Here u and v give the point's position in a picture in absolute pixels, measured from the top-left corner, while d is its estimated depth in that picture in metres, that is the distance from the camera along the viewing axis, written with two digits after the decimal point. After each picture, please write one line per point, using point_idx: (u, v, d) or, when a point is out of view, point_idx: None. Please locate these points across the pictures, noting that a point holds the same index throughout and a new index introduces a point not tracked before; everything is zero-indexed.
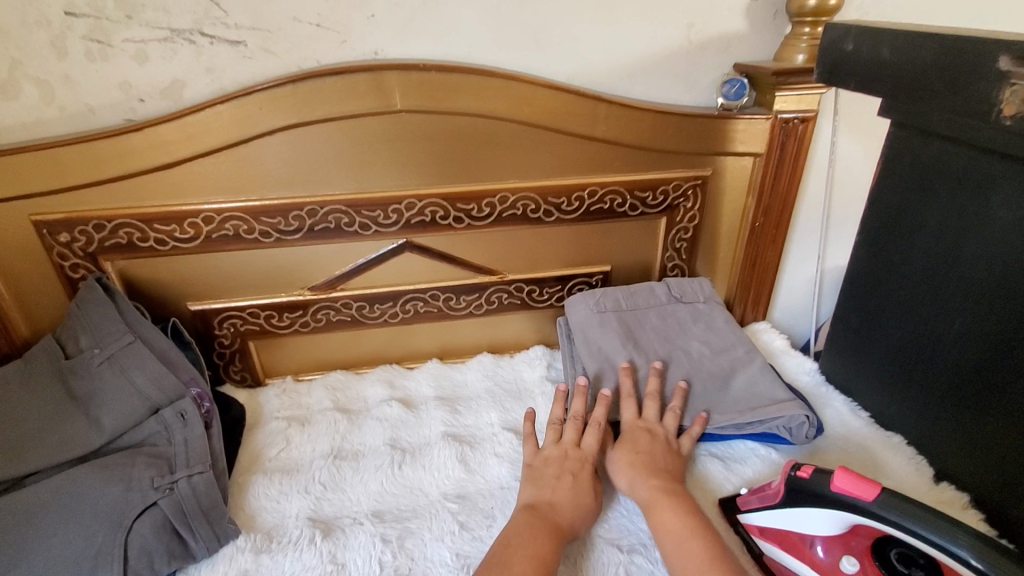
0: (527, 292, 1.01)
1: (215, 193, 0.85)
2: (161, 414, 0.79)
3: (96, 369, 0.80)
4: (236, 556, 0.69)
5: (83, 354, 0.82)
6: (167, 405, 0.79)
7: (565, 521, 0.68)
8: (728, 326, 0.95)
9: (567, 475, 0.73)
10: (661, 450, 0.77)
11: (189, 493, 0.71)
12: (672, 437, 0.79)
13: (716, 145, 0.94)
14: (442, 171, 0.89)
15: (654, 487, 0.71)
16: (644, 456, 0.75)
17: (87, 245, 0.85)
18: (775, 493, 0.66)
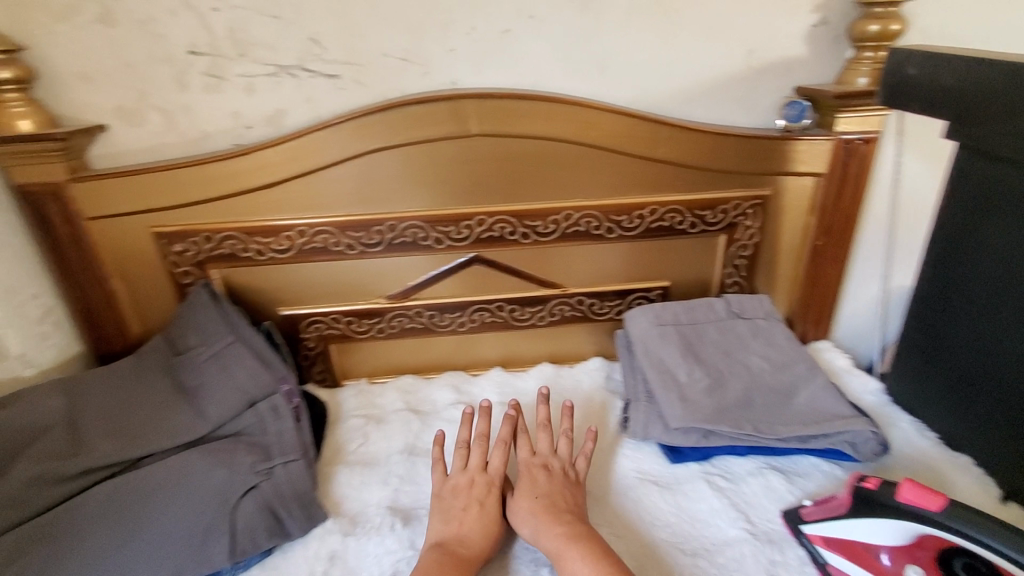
0: (588, 305, 1.06)
1: (308, 210, 0.94)
2: (257, 406, 0.87)
3: (200, 366, 0.89)
4: (326, 536, 0.76)
5: (190, 352, 0.91)
6: (262, 399, 0.88)
7: (472, 551, 0.69)
8: (789, 343, 0.96)
9: (473, 504, 0.74)
10: (558, 479, 0.78)
11: (285, 478, 0.79)
12: (569, 465, 0.80)
13: (776, 165, 0.96)
14: (511, 189, 0.95)
15: (559, 536, 0.69)
16: (545, 497, 0.74)
17: (197, 255, 0.95)
18: (842, 503, 0.67)
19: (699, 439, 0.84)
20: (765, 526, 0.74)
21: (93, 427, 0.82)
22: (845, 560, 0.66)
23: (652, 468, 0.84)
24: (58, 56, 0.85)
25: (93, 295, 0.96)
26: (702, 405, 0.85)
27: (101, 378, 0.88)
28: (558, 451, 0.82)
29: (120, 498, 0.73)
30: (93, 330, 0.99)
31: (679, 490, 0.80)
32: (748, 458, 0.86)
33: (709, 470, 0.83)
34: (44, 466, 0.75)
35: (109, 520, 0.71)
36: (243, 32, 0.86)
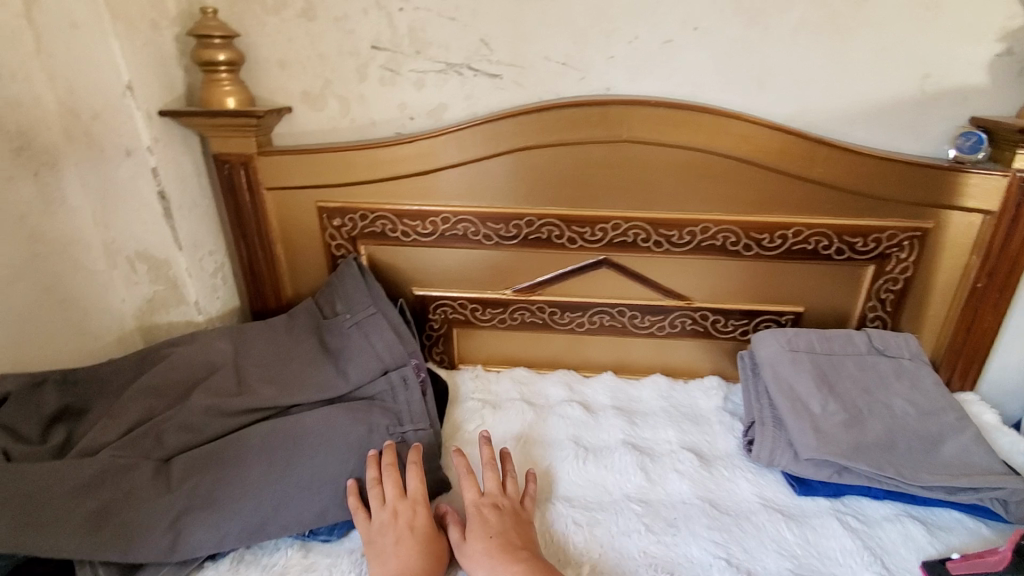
0: (712, 321, 1.04)
1: (454, 199, 1.00)
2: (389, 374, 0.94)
3: (343, 330, 0.98)
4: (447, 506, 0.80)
5: (337, 317, 1.00)
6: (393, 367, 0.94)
7: None
8: (937, 389, 0.89)
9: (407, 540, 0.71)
10: (509, 516, 0.74)
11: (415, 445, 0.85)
12: (518, 504, 0.77)
13: (942, 197, 0.90)
14: (650, 197, 0.96)
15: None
16: (500, 536, 0.70)
17: (352, 230, 1.04)
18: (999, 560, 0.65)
19: (830, 474, 0.80)
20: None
21: (251, 374, 0.92)
22: None
23: (775, 496, 0.81)
24: (264, 44, 0.97)
25: (259, 257, 1.08)
26: (837, 439, 0.81)
27: (260, 336, 0.99)
28: (506, 490, 0.78)
29: (275, 438, 0.80)
30: (254, 288, 1.11)
31: (806, 523, 0.77)
32: (883, 503, 0.80)
33: (839, 508, 0.79)
34: (215, 399, 0.85)
35: (266, 453, 0.78)
36: (422, 31, 0.94)
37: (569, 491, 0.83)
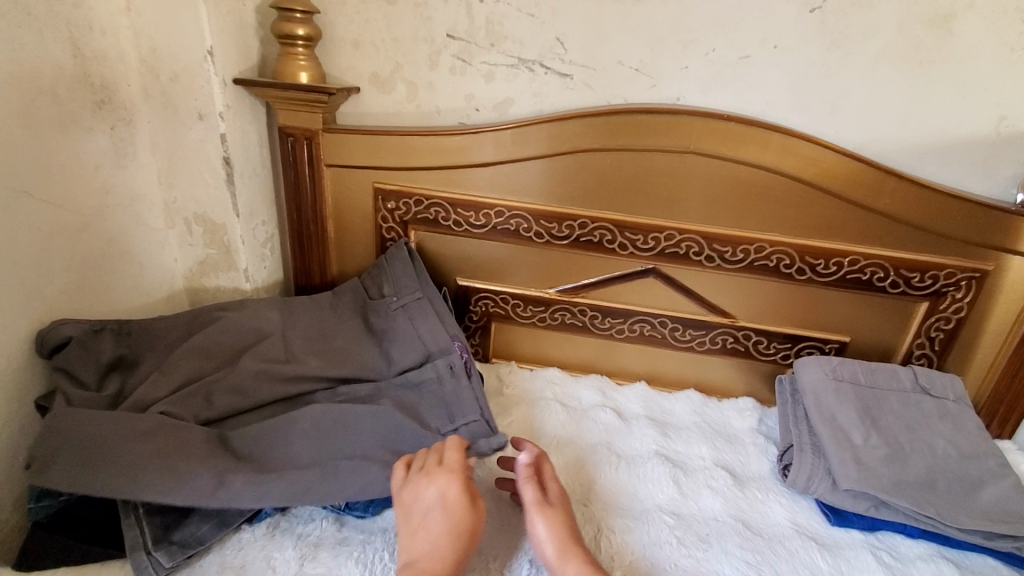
0: (753, 342, 1.04)
1: (510, 193, 1.01)
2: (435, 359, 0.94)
3: (389, 314, 0.99)
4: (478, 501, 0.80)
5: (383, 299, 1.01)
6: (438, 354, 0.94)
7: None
8: (981, 434, 0.88)
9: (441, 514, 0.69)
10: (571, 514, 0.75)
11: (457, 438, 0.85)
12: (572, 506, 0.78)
13: (1007, 240, 0.89)
14: (708, 211, 0.95)
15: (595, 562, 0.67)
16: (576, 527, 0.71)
17: (405, 214, 1.05)
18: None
19: (867, 506, 0.79)
20: None
21: (299, 348, 0.93)
22: None
23: (808, 522, 0.81)
24: (342, 23, 0.99)
25: (309, 231, 1.09)
26: (878, 473, 0.81)
27: (310, 311, 1.00)
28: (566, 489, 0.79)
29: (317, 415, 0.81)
30: (300, 262, 1.12)
31: (840, 553, 0.76)
32: (917, 542, 0.79)
33: (873, 542, 0.78)
34: (263, 368, 0.87)
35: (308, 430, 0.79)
36: (499, 24, 0.95)
37: (603, 495, 0.83)
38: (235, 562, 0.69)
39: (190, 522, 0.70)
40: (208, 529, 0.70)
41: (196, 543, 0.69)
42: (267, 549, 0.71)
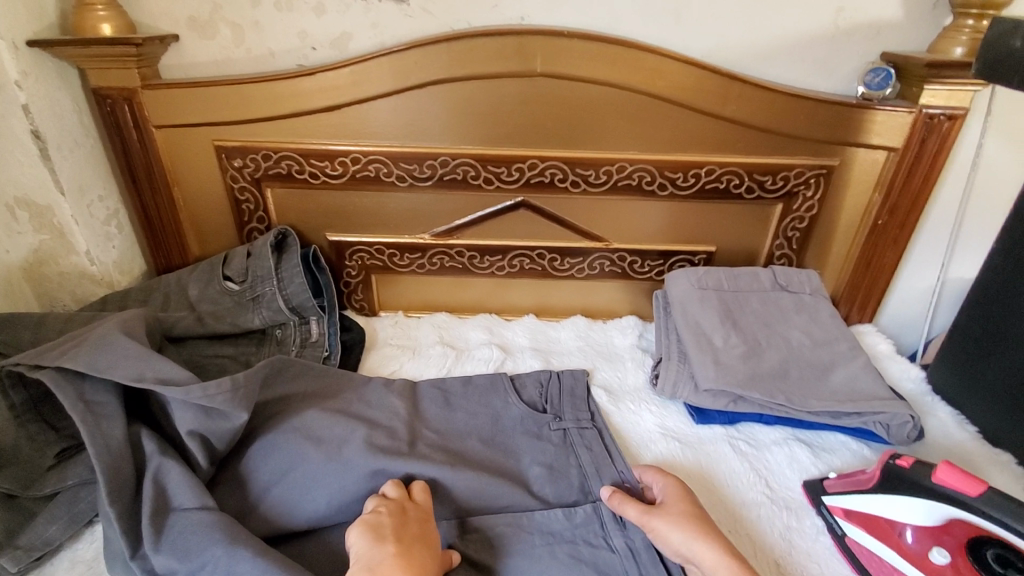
0: (629, 262, 1.05)
1: (364, 136, 0.95)
2: (564, 429, 0.82)
3: (502, 392, 0.87)
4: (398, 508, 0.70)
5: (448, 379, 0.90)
6: (571, 423, 0.83)
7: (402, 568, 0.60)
8: (833, 321, 0.94)
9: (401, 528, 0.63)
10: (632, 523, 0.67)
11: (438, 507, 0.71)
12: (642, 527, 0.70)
13: (850, 134, 0.92)
14: (568, 136, 0.94)
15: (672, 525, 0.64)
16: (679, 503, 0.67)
17: (254, 171, 0.97)
18: (974, 488, 0.56)
19: (726, 402, 0.84)
20: (784, 493, 0.74)
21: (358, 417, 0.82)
22: (862, 532, 0.65)
23: (675, 424, 0.85)
24: None
25: (154, 201, 1.01)
26: (735, 370, 0.85)
27: (406, 387, 0.88)
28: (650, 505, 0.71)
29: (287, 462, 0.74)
30: (151, 237, 1.04)
31: (700, 448, 0.81)
32: (773, 428, 0.85)
33: (732, 434, 0.84)
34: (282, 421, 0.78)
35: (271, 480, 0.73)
36: None
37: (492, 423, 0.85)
38: (86, 556, 0.68)
39: (36, 524, 0.67)
40: (57, 529, 0.68)
41: (45, 543, 0.67)
42: None
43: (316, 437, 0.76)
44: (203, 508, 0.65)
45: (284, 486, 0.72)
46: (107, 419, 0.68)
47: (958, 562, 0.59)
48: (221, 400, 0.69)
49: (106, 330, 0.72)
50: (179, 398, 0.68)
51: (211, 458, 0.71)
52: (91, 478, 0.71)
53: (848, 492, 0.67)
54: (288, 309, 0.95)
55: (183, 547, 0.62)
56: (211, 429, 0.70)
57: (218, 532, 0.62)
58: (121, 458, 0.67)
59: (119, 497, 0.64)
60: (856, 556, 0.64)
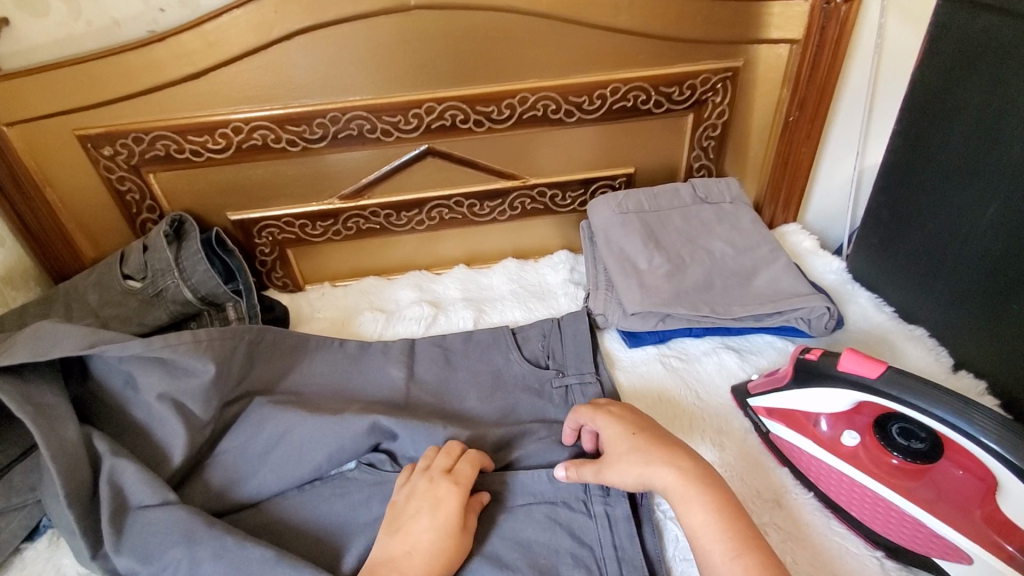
0: (550, 196, 1.03)
1: (241, 101, 0.87)
2: (567, 386, 0.79)
3: (504, 347, 0.85)
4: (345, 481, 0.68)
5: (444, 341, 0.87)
6: (574, 378, 0.79)
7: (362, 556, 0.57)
8: (754, 226, 0.94)
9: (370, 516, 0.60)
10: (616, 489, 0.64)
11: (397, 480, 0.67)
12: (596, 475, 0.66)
13: (751, 31, 0.88)
14: (462, 72, 0.88)
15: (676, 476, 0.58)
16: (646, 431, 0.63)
17: (130, 157, 0.89)
18: (877, 370, 0.58)
19: (656, 322, 0.85)
20: (713, 400, 0.77)
21: (341, 397, 0.79)
22: (784, 428, 0.67)
23: (610, 352, 0.86)
24: None
25: (26, 208, 0.91)
26: (661, 289, 0.85)
27: (404, 350, 0.86)
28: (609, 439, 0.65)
29: (247, 454, 0.69)
30: (34, 246, 0.95)
31: (635, 371, 0.82)
32: (703, 339, 0.86)
33: (664, 351, 0.85)
34: (251, 415, 0.72)
35: (234, 467, 0.69)
36: None
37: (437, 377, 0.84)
38: None
39: None
40: None
41: None
42: (55, 558, 0.66)
43: (260, 428, 0.71)
44: (164, 505, 0.61)
45: (216, 476, 0.68)
46: (61, 419, 0.62)
47: (867, 441, 0.63)
48: (185, 350, 0.66)
49: (39, 322, 0.66)
50: (140, 353, 0.64)
51: (191, 425, 0.67)
52: (9, 506, 0.66)
53: (769, 390, 0.69)
54: (199, 299, 0.89)
55: (143, 548, 0.59)
56: (181, 390, 0.66)
57: (168, 534, 0.59)
58: (77, 461, 0.61)
59: (77, 502, 0.60)
60: (781, 450, 0.67)
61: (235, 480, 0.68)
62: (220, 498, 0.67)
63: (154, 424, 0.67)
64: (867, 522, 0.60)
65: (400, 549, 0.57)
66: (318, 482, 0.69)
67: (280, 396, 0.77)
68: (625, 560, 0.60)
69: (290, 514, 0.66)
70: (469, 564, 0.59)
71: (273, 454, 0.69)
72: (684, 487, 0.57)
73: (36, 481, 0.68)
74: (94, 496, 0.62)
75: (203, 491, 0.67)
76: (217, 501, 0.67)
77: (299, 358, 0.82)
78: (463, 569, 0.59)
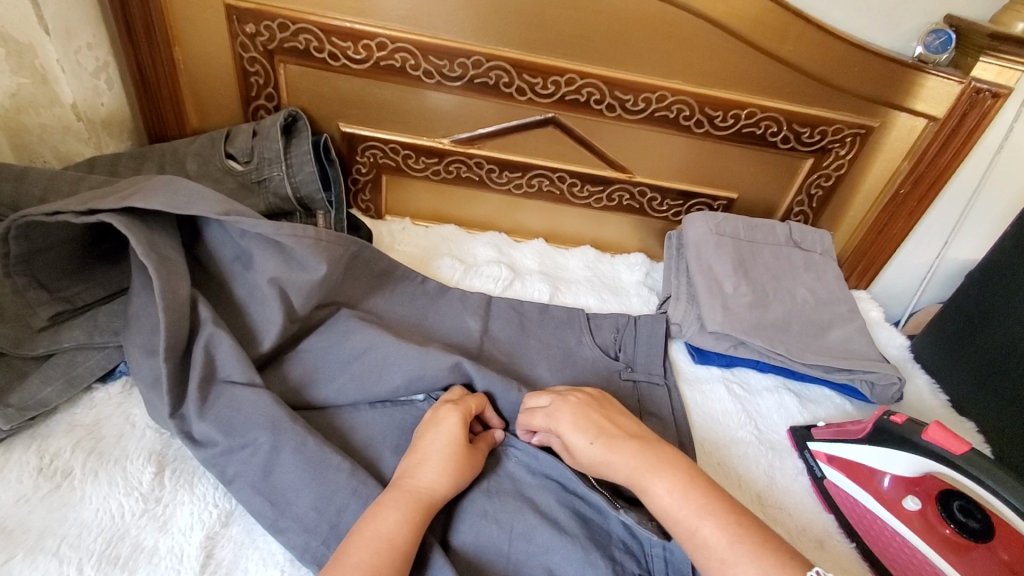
0: (648, 198, 1.04)
1: (394, 19, 0.86)
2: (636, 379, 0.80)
3: (578, 328, 0.86)
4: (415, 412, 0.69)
5: (520, 306, 0.88)
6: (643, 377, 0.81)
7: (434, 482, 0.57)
8: (839, 282, 0.96)
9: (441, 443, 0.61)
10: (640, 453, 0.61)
11: None
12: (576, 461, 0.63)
13: (898, 96, 0.89)
14: (613, 53, 0.88)
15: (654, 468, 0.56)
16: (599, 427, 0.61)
17: (268, 42, 0.89)
18: (961, 447, 0.61)
19: (728, 346, 0.86)
20: (771, 435, 0.78)
21: (416, 331, 0.80)
22: (844, 477, 0.69)
23: (675, 362, 0.88)
24: None
25: (151, 60, 0.91)
26: (742, 316, 0.87)
27: (482, 305, 0.86)
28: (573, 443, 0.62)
29: (327, 362, 0.70)
30: (145, 100, 0.95)
31: (698, 386, 0.84)
32: (766, 375, 0.88)
33: (728, 376, 0.87)
34: (336, 325, 0.73)
35: (312, 369, 0.70)
36: None
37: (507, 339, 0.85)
38: (85, 421, 0.64)
39: (30, 384, 0.63)
40: (52, 391, 0.64)
41: (40, 405, 0.63)
42: (124, 407, 0.66)
43: (344, 339, 0.72)
44: (251, 386, 0.62)
45: (294, 373, 0.69)
46: (175, 274, 0.62)
47: (926, 510, 0.66)
48: (305, 244, 0.67)
49: (170, 175, 0.66)
50: (263, 234, 0.65)
51: (288, 316, 0.68)
52: (90, 343, 0.67)
53: (835, 439, 0.72)
54: (296, 198, 0.90)
55: (226, 421, 0.59)
56: (290, 280, 0.67)
57: (257, 414, 0.60)
58: (180, 318, 0.62)
59: (172, 358, 0.60)
60: (831, 496, 0.70)
61: (312, 380, 0.69)
62: (294, 395, 0.67)
63: (254, 306, 0.67)
64: None
65: (416, 460, 0.59)
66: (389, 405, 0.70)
67: (363, 313, 0.77)
68: (672, 561, 0.59)
69: (359, 429, 0.67)
70: (531, 521, 0.60)
71: (351, 368, 0.70)
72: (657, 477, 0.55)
73: (118, 326, 0.69)
74: (185, 357, 0.62)
75: (280, 383, 0.68)
76: (290, 399, 0.67)
77: (384, 282, 0.82)
78: (520, 522, 0.60)
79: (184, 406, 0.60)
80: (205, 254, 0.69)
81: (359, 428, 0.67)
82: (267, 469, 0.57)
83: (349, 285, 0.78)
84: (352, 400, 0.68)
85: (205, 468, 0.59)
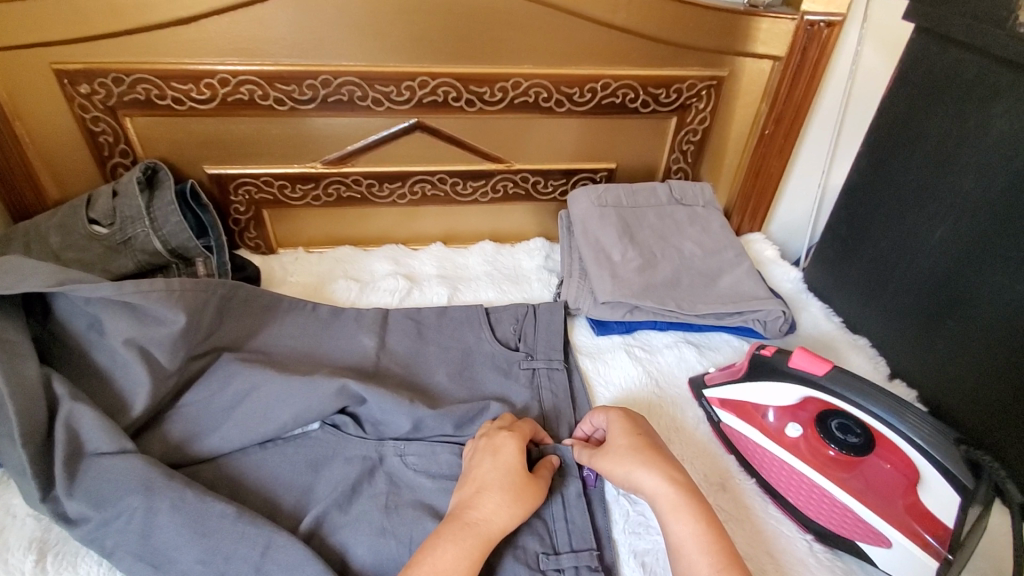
0: (532, 183, 1.04)
1: (229, 53, 0.85)
2: (535, 364, 0.81)
3: (476, 324, 0.87)
4: (307, 442, 0.68)
5: (416, 313, 0.88)
6: (542, 363, 0.81)
7: None
8: (723, 230, 0.98)
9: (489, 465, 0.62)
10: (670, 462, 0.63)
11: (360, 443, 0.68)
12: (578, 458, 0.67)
13: (738, 43, 0.92)
14: (458, 50, 0.89)
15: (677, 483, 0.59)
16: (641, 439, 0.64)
17: (107, 98, 0.86)
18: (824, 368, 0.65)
19: (623, 313, 0.88)
20: (672, 390, 0.81)
21: (309, 360, 0.79)
22: (734, 418, 0.72)
23: (577, 338, 0.89)
24: None
25: None
26: (631, 281, 0.88)
27: (377, 320, 0.86)
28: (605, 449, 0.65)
29: (211, 412, 0.69)
30: None
31: (600, 357, 0.85)
32: (666, 332, 0.91)
33: (629, 341, 0.88)
34: (216, 372, 0.72)
35: (195, 422, 0.68)
36: None
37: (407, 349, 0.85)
38: None
39: None
40: None
41: None
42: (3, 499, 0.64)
43: (225, 386, 0.71)
44: (122, 453, 0.60)
45: (176, 430, 0.67)
46: (19, 357, 0.61)
47: (808, 433, 0.67)
48: (156, 297, 0.67)
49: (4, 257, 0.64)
50: (110, 296, 0.64)
51: (156, 374, 0.67)
52: None
53: (727, 381, 0.74)
54: (168, 251, 0.88)
55: (98, 494, 0.58)
56: (148, 337, 0.67)
57: (131, 479, 0.58)
58: (32, 400, 0.60)
59: (31, 443, 0.59)
60: (729, 438, 0.72)
61: (195, 433, 0.67)
62: (176, 454, 0.66)
63: (117, 371, 0.66)
64: (801, 506, 0.65)
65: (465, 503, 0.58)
66: (280, 442, 0.69)
67: (248, 354, 0.76)
68: (574, 533, 0.62)
69: (251, 471, 0.66)
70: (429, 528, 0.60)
71: (235, 413, 0.69)
72: (676, 497, 0.58)
73: None
74: (49, 437, 0.60)
75: (162, 442, 0.66)
76: (172, 459, 0.65)
77: (268, 318, 0.81)
78: (420, 529, 0.60)
79: (54, 489, 0.58)
80: (59, 328, 0.67)
81: (251, 471, 0.66)
82: (146, 533, 0.56)
83: (230, 327, 0.77)
84: (238, 446, 0.67)
85: (85, 545, 0.58)
